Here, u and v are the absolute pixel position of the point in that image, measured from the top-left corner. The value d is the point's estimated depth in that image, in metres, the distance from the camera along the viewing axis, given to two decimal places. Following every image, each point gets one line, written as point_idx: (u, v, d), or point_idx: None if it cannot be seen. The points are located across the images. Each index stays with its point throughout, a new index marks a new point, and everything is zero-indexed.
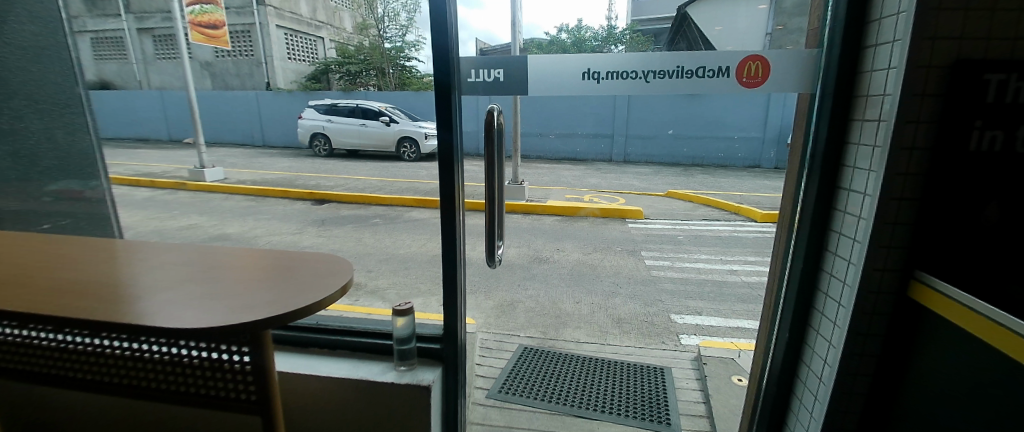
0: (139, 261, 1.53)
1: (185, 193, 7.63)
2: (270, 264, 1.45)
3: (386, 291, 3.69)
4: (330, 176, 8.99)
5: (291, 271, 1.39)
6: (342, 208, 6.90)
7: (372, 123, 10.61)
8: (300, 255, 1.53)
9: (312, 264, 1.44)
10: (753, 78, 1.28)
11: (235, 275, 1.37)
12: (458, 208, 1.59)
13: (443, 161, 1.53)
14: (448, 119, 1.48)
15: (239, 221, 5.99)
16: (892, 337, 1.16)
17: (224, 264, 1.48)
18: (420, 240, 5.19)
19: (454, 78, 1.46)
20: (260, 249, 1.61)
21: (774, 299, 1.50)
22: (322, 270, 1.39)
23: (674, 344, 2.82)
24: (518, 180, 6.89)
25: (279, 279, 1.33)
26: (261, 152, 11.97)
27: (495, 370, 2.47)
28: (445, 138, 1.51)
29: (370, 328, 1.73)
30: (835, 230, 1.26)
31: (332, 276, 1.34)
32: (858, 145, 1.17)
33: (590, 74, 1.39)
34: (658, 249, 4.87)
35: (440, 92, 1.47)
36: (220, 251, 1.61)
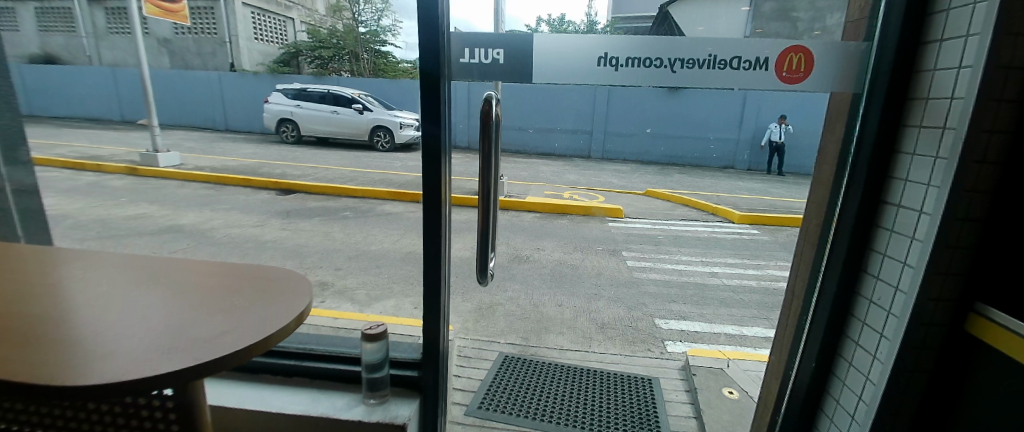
0: (67, 274, 1.31)
1: (135, 178, 7.00)
2: (212, 286, 1.23)
3: (355, 291, 3.42)
4: (298, 165, 8.51)
5: (244, 289, 1.21)
6: (310, 199, 6.50)
7: (344, 110, 10.14)
8: (257, 270, 1.35)
9: (270, 282, 1.27)
10: (795, 72, 1.14)
11: (178, 294, 1.18)
12: (444, 204, 1.39)
13: (428, 152, 1.32)
14: (436, 105, 1.28)
15: (195, 210, 5.53)
16: (940, 370, 1.05)
17: (169, 278, 1.29)
18: (394, 236, 4.92)
19: (443, 68, 1.27)
20: (214, 261, 1.42)
21: (797, 322, 1.37)
22: (280, 289, 1.22)
23: (660, 351, 2.72)
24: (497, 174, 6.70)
25: (228, 300, 1.15)
26: (222, 136, 11.24)
27: (475, 383, 2.28)
28: (430, 131, 1.31)
29: (332, 351, 1.56)
30: (877, 250, 1.14)
31: (291, 298, 1.17)
32: (912, 155, 1.04)
33: (607, 60, 1.22)
34: (639, 249, 4.80)
35: (426, 81, 1.28)
36: (168, 262, 1.42)
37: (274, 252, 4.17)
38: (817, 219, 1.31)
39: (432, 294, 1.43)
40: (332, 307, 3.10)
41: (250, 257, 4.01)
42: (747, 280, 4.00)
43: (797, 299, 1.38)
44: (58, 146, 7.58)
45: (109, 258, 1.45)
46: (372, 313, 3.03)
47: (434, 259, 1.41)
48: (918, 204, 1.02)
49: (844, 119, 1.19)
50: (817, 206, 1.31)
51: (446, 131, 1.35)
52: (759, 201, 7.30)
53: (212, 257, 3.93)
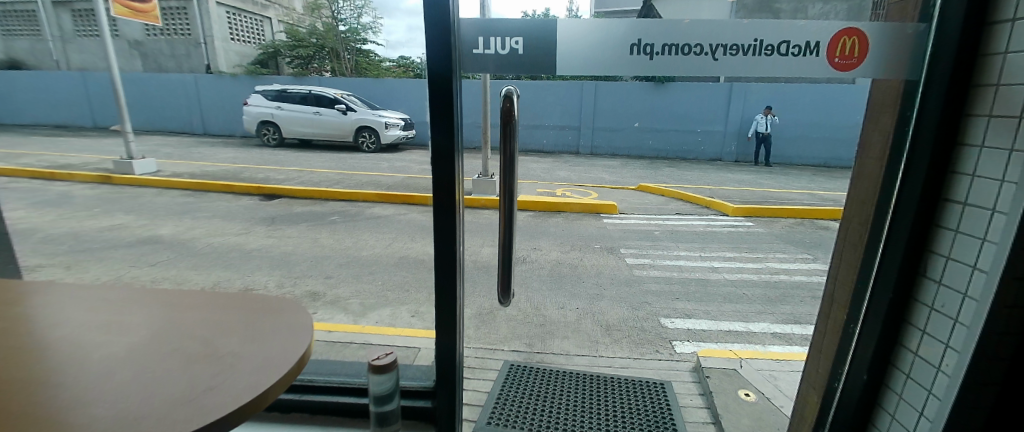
0: (34, 310, 1.18)
1: (108, 188, 6.67)
2: (194, 328, 1.09)
3: (349, 301, 3.27)
4: (281, 169, 8.24)
5: (236, 325, 1.11)
6: (295, 204, 6.29)
7: (328, 111, 9.87)
8: (250, 302, 1.25)
9: (264, 317, 1.17)
10: (848, 58, 1.05)
11: (163, 332, 1.07)
12: (458, 205, 1.37)
13: (438, 154, 1.28)
14: (448, 105, 1.23)
15: (175, 220, 5.27)
16: (1012, 384, 0.96)
17: (150, 313, 1.17)
18: (385, 240, 4.76)
19: (453, 71, 1.20)
20: (200, 292, 1.31)
21: (842, 330, 1.27)
22: (277, 325, 1.12)
23: (669, 353, 2.65)
24: (488, 173, 6.57)
25: (221, 339, 1.05)
26: (200, 141, 10.85)
27: (482, 395, 2.17)
28: (439, 138, 1.26)
29: (333, 381, 1.57)
30: (937, 252, 1.04)
31: (290, 334, 1.08)
32: (980, 148, 0.94)
33: (640, 48, 1.11)
34: (637, 246, 4.73)
35: (436, 84, 1.22)
36: (146, 294, 1.30)
37: (260, 262, 3.99)
38: (863, 219, 1.21)
39: (444, 304, 1.42)
40: (325, 318, 2.95)
41: (236, 268, 3.81)
42: (748, 275, 3.96)
43: (841, 306, 1.28)
44: (24, 155, 7.19)
45: (74, 294, 1.29)
46: (367, 324, 2.89)
47: (447, 267, 1.38)
48: (989, 202, 0.92)
49: (896, 109, 1.10)
50: (863, 204, 1.21)
51: (458, 133, 1.29)
52: (750, 193, 7.33)
53: (194, 269, 3.72)
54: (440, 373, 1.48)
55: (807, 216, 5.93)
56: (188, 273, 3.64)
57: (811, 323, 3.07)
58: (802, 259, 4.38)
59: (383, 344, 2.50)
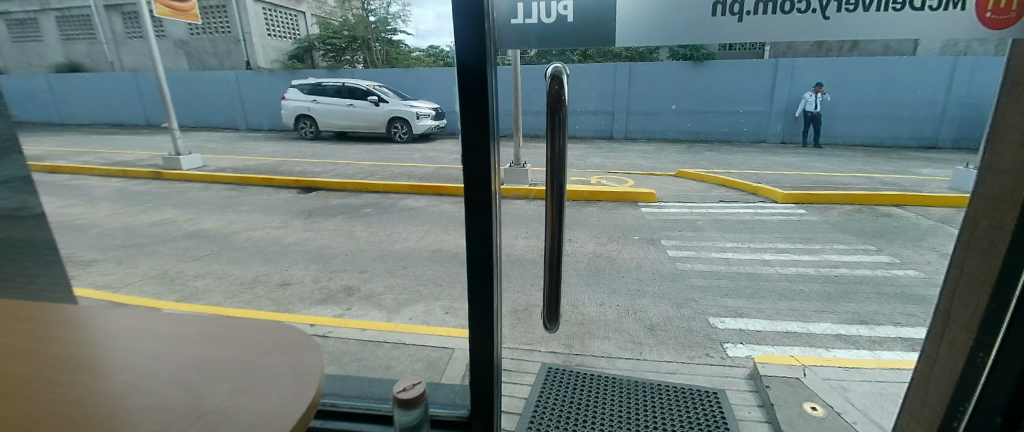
0: (65, 340, 1.19)
1: (158, 183, 7.00)
2: (205, 368, 1.05)
3: (383, 296, 3.24)
4: (317, 162, 8.40)
5: (237, 367, 1.05)
6: (331, 196, 6.38)
7: (360, 102, 9.97)
8: (259, 334, 1.19)
9: (277, 352, 1.11)
10: (1003, 13, 0.85)
11: (163, 374, 1.02)
12: (494, 195, 1.24)
13: (468, 146, 1.19)
14: (484, 94, 1.13)
15: (218, 214, 5.45)
16: None
17: (157, 347, 1.14)
18: (418, 232, 4.72)
19: (489, 61, 1.11)
20: (218, 320, 1.28)
21: (966, 357, 1.06)
22: (287, 365, 1.05)
23: (721, 357, 2.45)
24: (520, 162, 6.42)
25: (219, 386, 0.98)
26: (243, 136, 11.28)
27: (520, 402, 2.06)
28: (469, 130, 1.18)
29: (357, 407, 1.49)
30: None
31: (291, 382, 0.99)
32: None
33: (725, 7, 0.97)
34: (680, 236, 4.46)
35: (465, 74, 1.13)
36: (168, 322, 1.28)
37: (297, 256, 4.04)
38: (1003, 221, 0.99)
39: (475, 303, 1.34)
40: (359, 315, 2.92)
41: (274, 262, 3.88)
42: (804, 269, 3.64)
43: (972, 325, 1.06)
44: (84, 153, 7.66)
45: (103, 321, 1.29)
46: (401, 321, 2.84)
47: (482, 264, 1.29)
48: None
49: None
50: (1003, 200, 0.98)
51: (493, 123, 1.19)
52: (802, 177, 6.79)
53: (235, 263, 3.81)
54: (475, 375, 1.41)
55: (868, 201, 5.41)
56: (230, 267, 3.73)
57: (880, 323, 2.75)
58: (865, 250, 3.97)
59: (417, 344, 2.43)
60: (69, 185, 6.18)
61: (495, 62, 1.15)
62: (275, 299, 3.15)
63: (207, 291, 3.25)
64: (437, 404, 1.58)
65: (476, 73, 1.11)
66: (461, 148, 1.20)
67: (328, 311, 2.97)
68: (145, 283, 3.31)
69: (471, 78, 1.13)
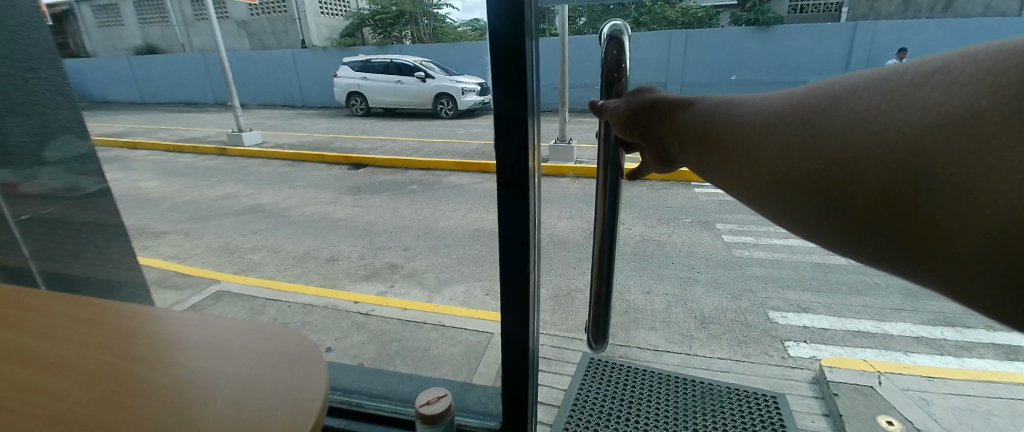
0: (98, 332, 1.17)
1: (223, 159, 7.48)
2: (200, 392, 0.94)
3: (424, 275, 3.26)
4: (366, 139, 8.60)
5: (229, 387, 0.95)
6: (378, 173, 6.52)
7: (407, 79, 10.05)
8: (269, 347, 1.07)
9: (278, 375, 0.98)
10: None
11: (161, 389, 0.95)
12: (533, 172, 1.14)
13: (503, 125, 1.08)
14: (518, 65, 1.01)
15: (275, 189, 5.74)
16: None
17: (168, 354, 1.06)
18: (460, 210, 4.71)
19: (524, 29, 0.99)
20: (237, 323, 1.18)
21: None
22: (283, 399, 0.91)
23: (782, 356, 2.23)
24: (566, 139, 6.19)
25: (207, 412, 0.88)
26: (299, 113, 11.81)
27: (558, 394, 1.98)
28: (504, 107, 1.05)
29: (383, 409, 1.48)
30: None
31: (288, 412, 0.87)
32: None
33: None
34: (737, 220, 4.12)
35: (498, 45, 1.01)
36: (192, 320, 1.21)
37: (345, 231, 4.16)
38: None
39: (511, 291, 1.24)
40: (401, 293, 2.96)
41: (324, 237, 4.03)
42: None
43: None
44: (161, 130, 8.33)
45: (138, 312, 1.26)
46: (441, 301, 2.84)
47: (518, 249, 1.19)
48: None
49: None
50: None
51: (529, 97, 1.06)
52: None
53: (289, 238, 4.00)
54: (508, 365, 1.33)
55: None
56: (283, 241, 3.92)
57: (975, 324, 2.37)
58: None
59: (456, 326, 2.41)
60: (148, 160, 6.77)
61: (531, 27, 1.02)
62: (324, 274, 3.27)
63: (263, 264, 3.43)
64: (468, 410, 1.51)
65: (509, 43, 0.99)
66: (495, 125, 1.09)
67: (372, 288, 3.04)
68: (209, 255, 3.55)
69: (504, 48, 1.01)
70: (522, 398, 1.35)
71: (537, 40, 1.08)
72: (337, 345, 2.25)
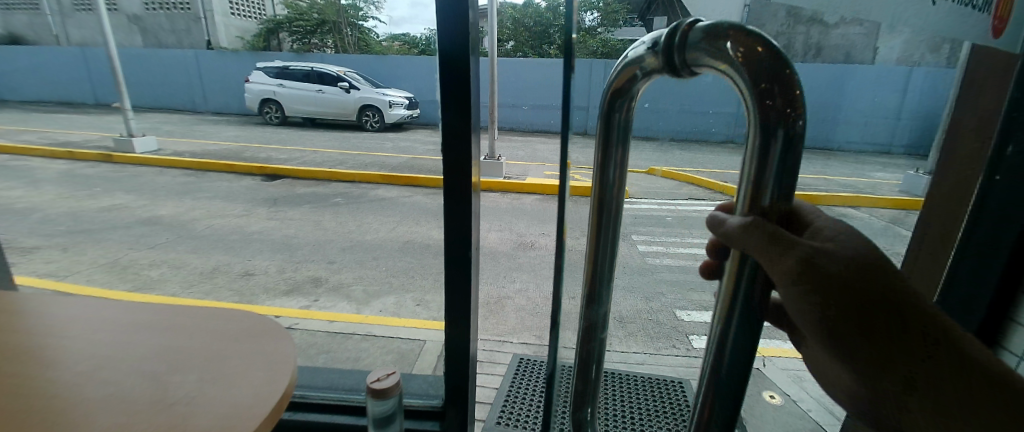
0: (22, 326, 1.19)
1: (107, 167, 6.58)
2: (171, 356, 1.07)
3: (352, 288, 3.17)
4: (283, 149, 8.07)
5: (198, 349, 1.09)
6: (298, 185, 6.18)
7: (330, 88, 9.67)
8: (229, 322, 1.22)
9: (245, 339, 1.15)
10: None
11: (131, 363, 1.04)
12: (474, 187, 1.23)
13: (449, 137, 1.17)
14: (464, 83, 1.11)
15: (175, 200, 5.17)
16: None
17: (118, 334, 1.15)
18: (389, 223, 4.64)
19: (468, 51, 1.09)
20: (183, 308, 1.29)
21: None
22: (257, 354, 1.09)
23: (685, 348, 2.52)
24: (495, 155, 6.43)
25: (183, 378, 0.99)
26: (204, 119, 10.79)
27: (491, 393, 2.06)
28: (449, 118, 1.15)
29: (327, 397, 1.47)
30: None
31: (264, 373, 1.02)
32: None
33: None
34: None
35: (447, 66, 1.10)
36: (129, 308, 1.28)
37: (261, 245, 3.90)
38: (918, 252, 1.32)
39: (453, 292, 1.30)
40: (326, 307, 2.85)
41: (236, 252, 3.74)
42: None
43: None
44: (25, 132, 7.13)
45: (62, 306, 1.29)
46: (370, 313, 2.78)
47: (460, 253, 1.26)
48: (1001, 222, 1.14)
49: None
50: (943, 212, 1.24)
51: (473, 115, 1.17)
52: None
53: (195, 253, 3.67)
54: (447, 363, 1.38)
55: None
56: (187, 256, 3.57)
57: None
58: None
59: (387, 336, 2.39)
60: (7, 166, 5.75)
61: (474, 46, 1.13)
62: (238, 291, 3.04)
63: (163, 281, 3.14)
64: (412, 393, 1.57)
65: (455, 61, 1.08)
66: (442, 136, 1.17)
67: (293, 302, 2.90)
68: (95, 272, 3.17)
69: (452, 67, 1.10)
70: (463, 397, 1.41)
71: (479, 67, 1.20)
72: None
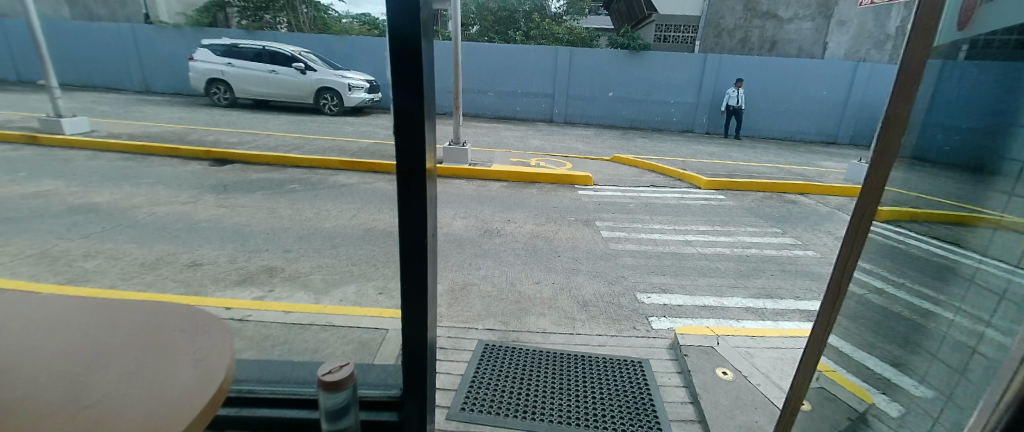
0: None
1: (31, 150, 5.96)
2: (87, 356, 0.94)
3: (310, 277, 3.04)
4: (233, 132, 7.58)
5: (120, 348, 0.97)
6: (250, 170, 5.84)
7: (284, 68, 9.03)
8: (161, 318, 1.10)
9: (179, 335, 1.04)
10: None
11: (38, 365, 0.90)
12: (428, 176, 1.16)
13: (401, 125, 1.08)
14: (417, 65, 1.03)
15: (112, 187, 4.75)
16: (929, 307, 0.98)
17: (24, 332, 1.02)
18: (350, 210, 4.48)
19: (421, 30, 1.01)
20: (108, 303, 1.16)
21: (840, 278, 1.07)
22: (190, 351, 0.98)
23: (645, 329, 2.58)
24: (460, 142, 6.32)
25: (101, 380, 0.87)
26: (143, 100, 9.95)
27: (454, 380, 2.04)
28: (402, 104, 1.06)
29: (277, 392, 1.41)
30: (957, 265, 0.91)
31: (196, 371, 0.92)
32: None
33: None
34: (612, 218, 4.64)
35: (397, 47, 1.02)
36: (43, 304, 1.14)
37: (210, 234, 3.66)
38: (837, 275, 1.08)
39: (410, 284, 1.24)
40: (283, 297, 2.73)
41: (182, 241, 3.49)
42: (721, 248, 3.97)
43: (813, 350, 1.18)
44: None
45: None
46: (330, 303, 2.69)
47: (415, 244, 1.18)
48: (920, 232, 0.96)
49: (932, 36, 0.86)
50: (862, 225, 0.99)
51: (428, 100, 1.09)
52: (722, 166, 7.41)
53: (135, 243, 3.40)
54: (406, 355, 1.33)
55: (775, 190, 6.10)
56: (127, 247, 3.31)
57: (783, 297, 3.07)
58: (772, 233, 4.45)
59: (349, 326, 2.32)
60: None
61: (428, 25, 1.04)
62: (185, 283, 2.85)
63: (99, 273, 2.90)
64: (367, 384, 1.54)
65: (407, 41, 1.00)
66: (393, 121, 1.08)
67: (247, 293, 2.75)
68: (19, 265, 2.88)
69: (404, 47, 1.02)
70: (420, 388, 1.36)
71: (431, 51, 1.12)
72: None
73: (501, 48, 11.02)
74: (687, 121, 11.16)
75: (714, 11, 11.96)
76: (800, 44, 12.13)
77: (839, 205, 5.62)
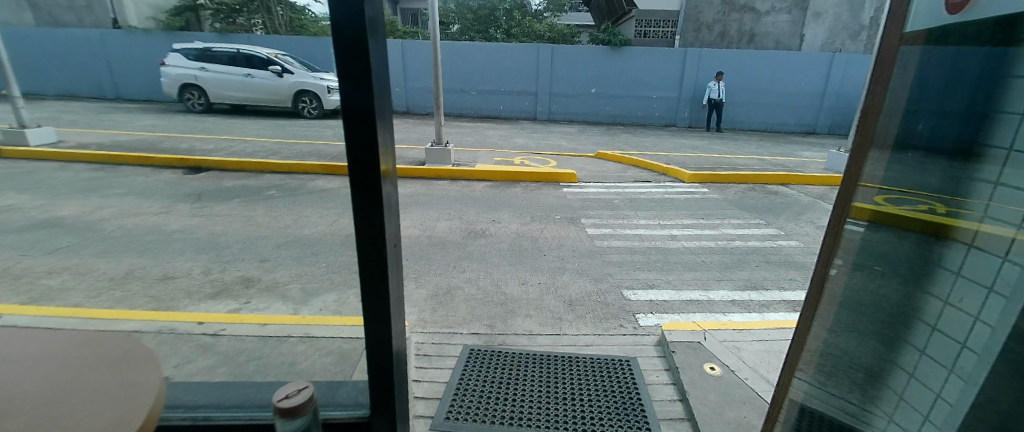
0: None
1: None
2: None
3: (288, 287, 2.94)
4: (208, 139, 7.36)
5: (37, 386, 0.88)
6: (227, 177, 5.67)
7: (260, 72, 9.18)
8: (93, 349, 1.01)
9: (109, 369, 0.95)
10: None
11: None
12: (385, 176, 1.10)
13: (351, 121, 1.00)
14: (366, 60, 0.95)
15: (79, 199, 4.56)
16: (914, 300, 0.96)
17: None
18: (330, 215, 4.38)
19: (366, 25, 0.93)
20: (38, 331, 1.07)
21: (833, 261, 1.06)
22: (118, 387, 0.89)
23: (632, 326, 2.55)
24: (442, 142, 6.24)
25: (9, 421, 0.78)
26: (114, 107, 9.63)
27: (438, 388, 1.98)
28: (350, 97, 0.98)
29: (238, 417, 1.34)
30: (941, 258, 0.89)
31: (121, 406, 0.85)
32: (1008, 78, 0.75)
33: None
34: (597, 215, 4.63)
35: (340, 37, 0.94)
36: None
37: (183, 245, 3.52)
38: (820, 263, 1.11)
39: (372, 292, 1.17)
40: (260, 310, 2.63)
41: (153, 254, 3.35)
42: (706, 241, 3.98)
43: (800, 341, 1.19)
44: None
45: None
46: (309, 314, 2.60)
47: (377, 252, 1.12)
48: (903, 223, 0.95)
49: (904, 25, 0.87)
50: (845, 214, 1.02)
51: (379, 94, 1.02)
52: (705, 159, 7.46)
53: (102, 257, 3.26)
54: (373, 368, 1.27)
55: (757, 181, 6.16)
56: (94, 262, 3.16)
57: (768, 288, 3.08)
58: (756, 224, 4.48)
59: (327, 336, 2.24)
60: None
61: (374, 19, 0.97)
62: (156, 297, 2.73)
63: (65, 291, 2.76)
64: (336, 404, 1.46)
65: (353, 37, 0.92)
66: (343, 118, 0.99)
67: (221, 306, 2.65)
68: None
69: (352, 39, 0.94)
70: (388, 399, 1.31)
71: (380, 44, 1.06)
72: (175, 373, 1.92)
73: (482, 47, 10.94)
74: (669, 116, 11.25)
75: (692, 6, 12.09)
76: (778, 37, 12.31)
77: (820, 195, 5.70)
